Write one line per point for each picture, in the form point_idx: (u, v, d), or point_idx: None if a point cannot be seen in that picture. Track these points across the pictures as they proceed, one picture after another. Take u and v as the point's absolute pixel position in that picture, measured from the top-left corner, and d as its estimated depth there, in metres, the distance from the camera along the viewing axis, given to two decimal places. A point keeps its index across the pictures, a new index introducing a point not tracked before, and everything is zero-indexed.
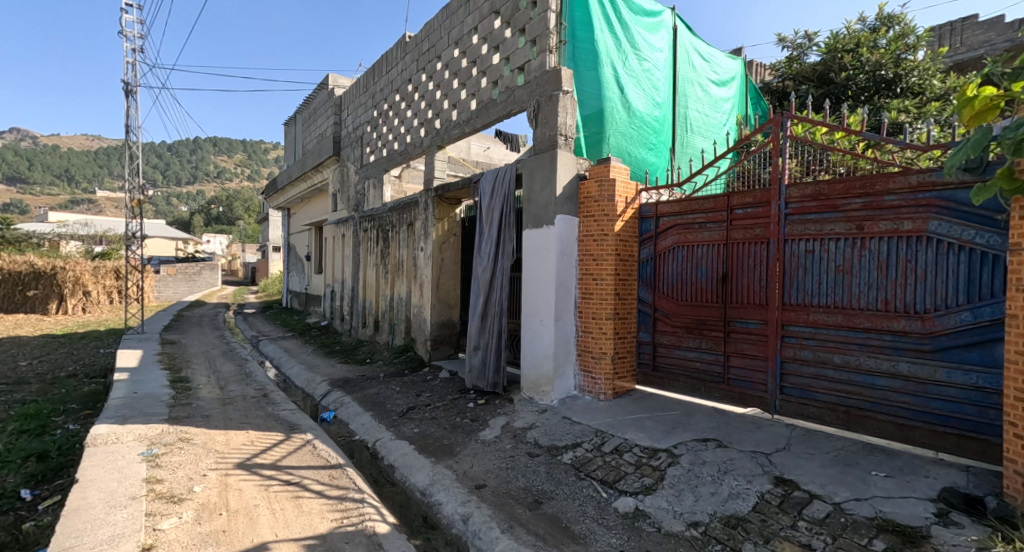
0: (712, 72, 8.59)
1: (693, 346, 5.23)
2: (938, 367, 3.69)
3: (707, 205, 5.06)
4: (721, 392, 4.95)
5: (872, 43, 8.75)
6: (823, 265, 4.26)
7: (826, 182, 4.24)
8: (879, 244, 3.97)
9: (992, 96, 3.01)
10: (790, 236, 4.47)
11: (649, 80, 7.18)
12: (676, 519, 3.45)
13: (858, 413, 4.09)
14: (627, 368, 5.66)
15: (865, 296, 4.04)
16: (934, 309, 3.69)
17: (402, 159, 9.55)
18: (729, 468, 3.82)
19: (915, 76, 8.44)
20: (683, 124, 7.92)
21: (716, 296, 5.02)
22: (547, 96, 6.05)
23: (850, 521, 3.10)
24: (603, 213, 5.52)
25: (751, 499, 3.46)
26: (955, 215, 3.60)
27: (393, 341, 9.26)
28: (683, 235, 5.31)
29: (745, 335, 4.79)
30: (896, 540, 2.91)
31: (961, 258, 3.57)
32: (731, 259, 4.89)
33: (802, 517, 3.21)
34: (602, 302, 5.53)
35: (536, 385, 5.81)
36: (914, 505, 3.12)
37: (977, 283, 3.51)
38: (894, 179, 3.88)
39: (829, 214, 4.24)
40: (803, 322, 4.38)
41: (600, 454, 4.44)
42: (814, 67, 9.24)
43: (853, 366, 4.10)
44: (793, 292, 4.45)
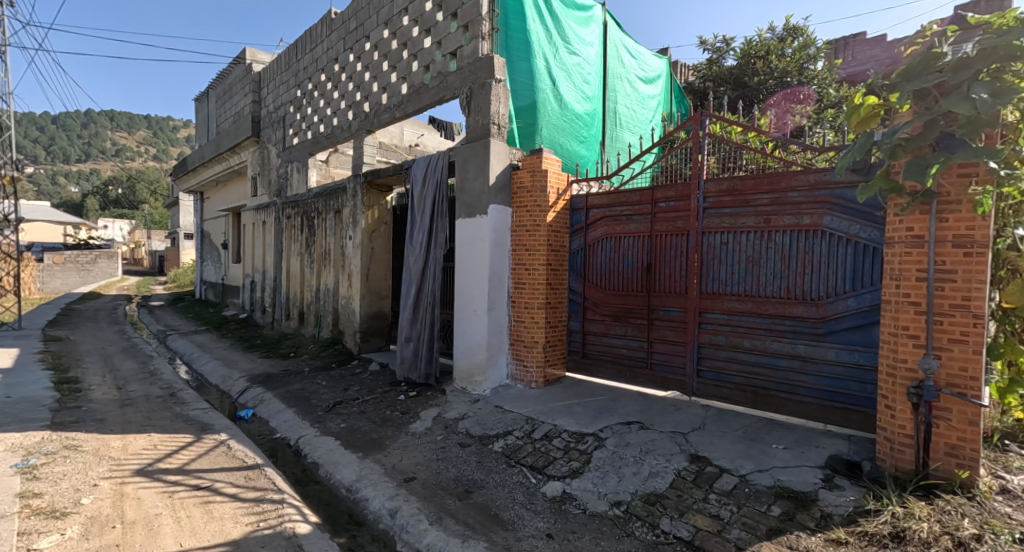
0: (640, 70, 8.90)
1: (620, 333, 5.43)
2: (829, 348, 4.09)
3: (633, 198, 5.26)
4: (644, 377, 5.20)
5: (780, 51, 9.48)
6: (736, 256, 4.57)
7: (739, 179, 4.53)
8: (783, 237, 4.32)
9: (874, 104, 3.39)
10: (707, 229, 4.75)
11: (580, 74, 7.31)
12: (600, 500, 3.60)
13: (763, 392, 4.44)
14: (558, 356, 5.79)
15: (771, 285, 4.38)
16: (827, 296, 4.08)
17: (329, 143, 9.11)
18: (649, 449, 4.03)
19: (815, 84, 9.28)
20: (612, 119, 8.16)
21: (641, 286, 5.23)
22: (479, 84, 5.98)
23: (753, 491, 3.38)
24: (535, 204, 5.58)
25: (668, 476, 3.67)
26: (845, 211, 3.98)
27: (320, 334, 8.88)
28: (612, 226, 5.48)
29: (667, 323, 5.04)
30: (791, 505, 3.20)
31: (849, 250, 3.96)
32: (655, 250, 5.12)
33: (712, 490, 3.45)
34: (533, 292, 5.61)
35: (468, 375, 5.80)
36: (806, 473, 3.46)
37: (862, 273, 3.92)
38: (796, 177, 4.22)
39: (741, 209, 4.54)
40: (718, 310, 4.68)
41: (530, 441, 4.53)
42: (730, 71, 9.87)
43: (760, 350, 4.45)
44: (710, 281, 4.73)
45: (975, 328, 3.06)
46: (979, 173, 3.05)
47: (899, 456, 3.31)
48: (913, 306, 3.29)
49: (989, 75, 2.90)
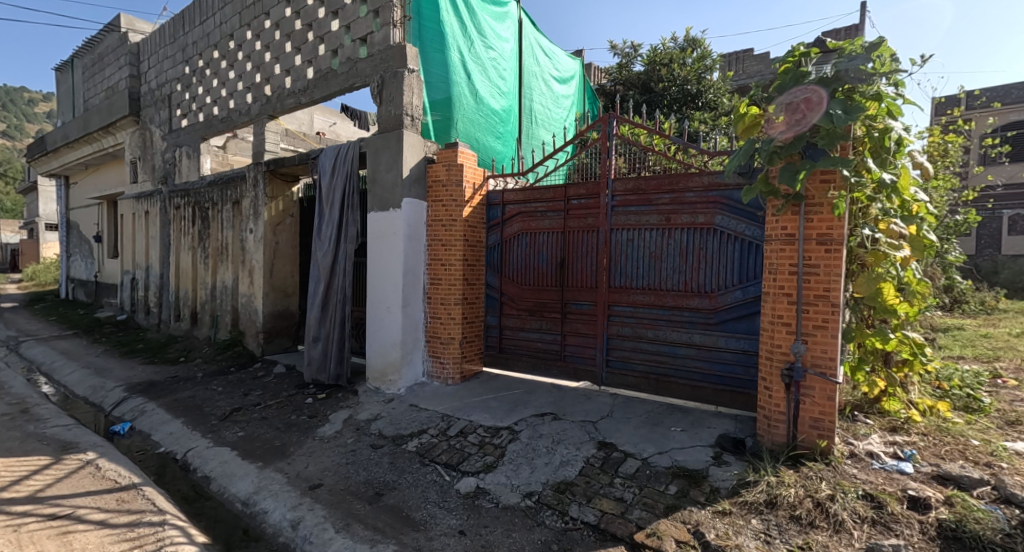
0: (555, 70, 9.09)
1: (535, 327, 5.53)
2: (720, 336, 4.45)
3: (547, 195, 5.37)
4: (558, 369, 5.34)
5: (681, 60, 10.17)
6: (641, 251, 4.82)
7: (644, 179, 4.78)
8: (682, 234, 4.62)
9: (756, 114, 3.73)
10: (615, 226, 4.96)
11: (496, 70, 7.32)
12: (513, 492, 3.63)
13: (664, 379, 4.74)
14: (474, 351, 5.77)
15: (671, 278, 4.68)
16: (719, 289, 4.43)
17: (224, 127, 8.35)
18: (561, 439, 4.14)
19: (711, 93, 10.06)
20: (528, 116, 8.26)
21: (555, 281, 5.37)
22: (391, 73, 5.75)
23: (653, 472, 3.59)
24: (450, 199, 5.51)
25: (578, 464, 3.79)
26: (733, 210, 4.35)
27: (217, 336, 8.15)
28: (527, 222, 5.56)
29: (579, 316, 5.21)
30: (685, 482, 3.44)
31: (737, 247, 4.33)
32: (568, 246, 5.27)
33: (618, 475, 3.62)
34: (449, 288, 5.54)
35: (381, 374, 5.60)
36: (699, 452, 3.74)
37: (747, 267, 4.30)
38: (693, 179, 4.53)
39: (645, 207, 4.79)
40: (624, 303, 4.92)
41: (445, 438, 4.47)
42: (639, 76, 10.44)
43: (662, 340, 4.73)
44: (618, 276, 4.95)
45: (832, 316, 3.48)
46: (836, 180, 3.46)
47: (774, 431, 3.69)
48: (786, 297, 3.66)
49: (843, 93, 3.32)
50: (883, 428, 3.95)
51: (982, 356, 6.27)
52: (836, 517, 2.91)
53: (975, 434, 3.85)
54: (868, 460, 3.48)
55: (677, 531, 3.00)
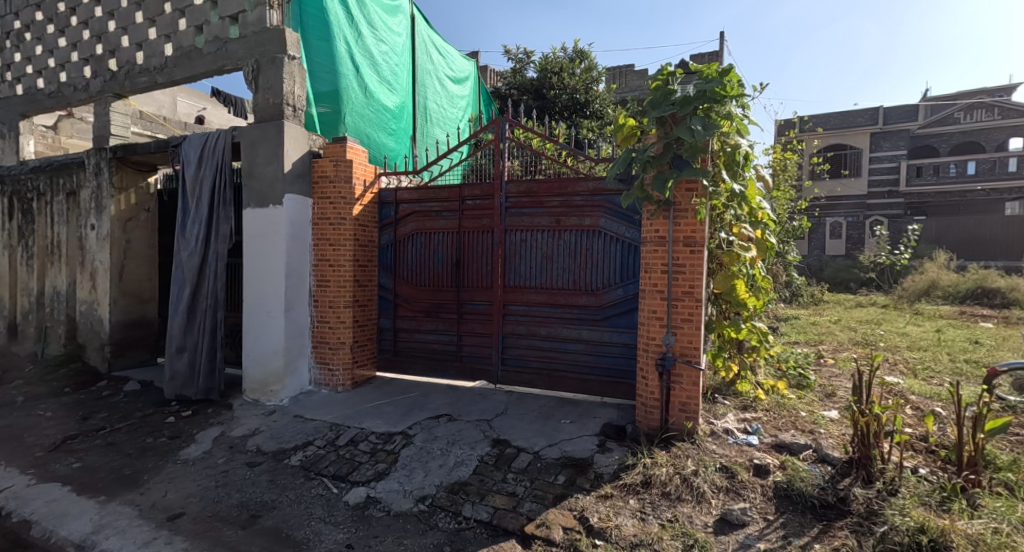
0: (449, 70, 9.05)
1: (431, 329, 5.46)
2: (606, 331, 4.75)
3: (442, 195, 5.33)
4: (454, 369, 5.33)
5: (571, 70, 10.73)
6: (533, 252, 4.98)
7: (535, 182, 4.94)
8: (571, 235, 4.85)
9: (632, 125, 4.10)
10: (509, 227, 5.06)
11: (387, 65, 7.10)
12: (405, 498, 3.54)
13: (556, 374, 4.93)
14: (367, 356, 5.55)
15: (561, 277, 4.89)
16: (604, 287, 4.73)
17: (52, 104, 7.15)
18: (455, 440, 4.14)
19: (598, 103, 10.74)
20: (422, 114, 8.11)
21: (451, 281, 5.35)
22: (268, 58, 5.31)
23: (544, 464, 3.73)
24: (339, 196, 5.23)
25: (472, 463, 3.82)
26: (615, 214, 4.66)
27: (46, 351, 6.92)
28: (422, 222, 5.46)
29: (475, 316, 5.25)
30: (572, 471, 3.63)
31: (619, 248, 4.66)
32: (464, 246, 5.28)
33: (511, 470, 3.70)
34: (338, 291, 5.26)
35: (261, 385, 5.15)
36: (585, 442, 3.97)
37: (628, 266, 4.64)
38: (580, 183, 4.78)
39: (537, 209, 4.96)
40: (519, 302, 5.04)
41: (334, 448, 4.24)
42: (532, 81, 10.84)
43: (554, 336, 4.93)
44: (513, 276, 5.07)
45: (696, 310, 3.90)
46: (698, 189, 3.86)
47: (650, 417, 4.03)
48: (659, 294, 4.01)
49: (703, 111, 3.70)
50: (736, 407, 4.51)
51: (811, 340, 7.44)
52: (698, 489, 3.25)
53: (804, 407, 4.55)
54: (725, 436, 3.95)
55: (564, 519, 3.13)
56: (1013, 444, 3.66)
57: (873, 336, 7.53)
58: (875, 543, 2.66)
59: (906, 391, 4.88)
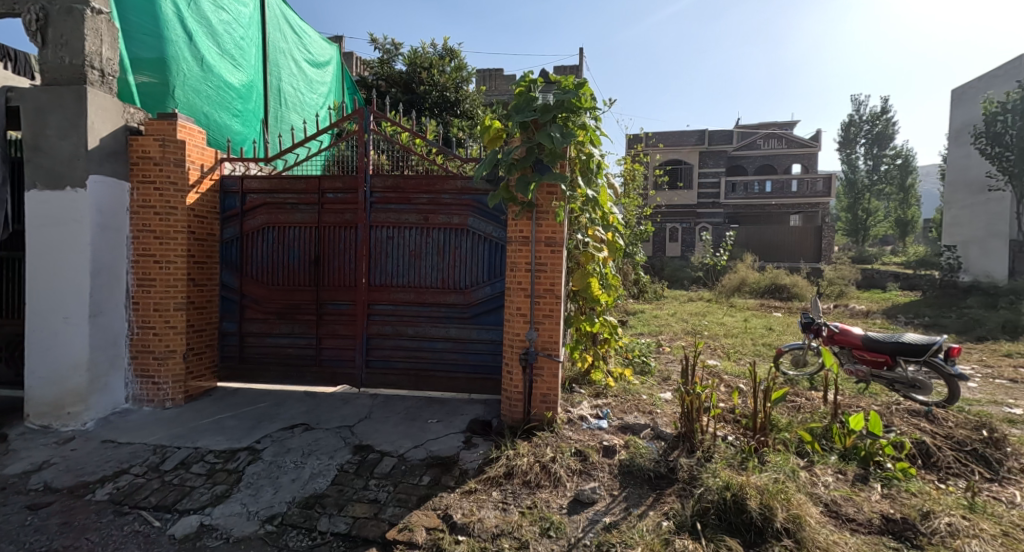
0: (307, 53, 8.37)
1: (285, 331, 5.01)
2: (473, 329, 4.80)
3: (298, 186, 4.92)
4: (312, 375, 4.97)
5: (440, 67, 10.66)
6: (401, 250, 4.84)
7: (402, 177, 4.80)
8: (439, 233, 4.82)
9: (497, 127, 4.23)
10: (375, 223, 4.85)
11: (230, 37, 6.33)
12: (250, 520, 3.15)
13: (423, 374, 4.86)
14: (204, 365, 4.90)
15: (430, 276, 4.83)
16: (472, 285, 4.78)
17: None
18: (311, 450, 3.86)
19: (468, 104, 10.87)
20: (275, 96, 7.39)
21: (308, 279, 4.97)
22: (61, 7, 4.30)
23: (409, 466, 3.66)
24: (168, 181, 4.52)
25: (330, 474, 3.58)
26: (483, 214, 4.75)
27: None
28: (273, 214, 4.98)
29: (337, 316, 4.93)
30: (438, 470, 3.61)
31: (487, 247, 4.75)
32: (323, 242, 4.93)
33: (373, 476, 3.55)
34: (167, 291, 4.56)
35: (55, 407, 4.23)
36: (451, 440, 4.00)
37: (496, 265, 4.75)
38: (448, 182, 4.77)
39: (404, 206, 4.83)
40: (385, 301, 4.86)
41: (158, 475, 3.65)
42: (400, 74, 10.60)
43: (421, 335, 4.84)
44: (378, 274, 4.87)
45: (556, 306, 4.14)
46: (558, 193, 4.10)
47: (513, 410, 4.18)
48: (523, 291, 4.18)
49: (562, 120, 3.95)
50: (590, 395, 4.90)
51: (652, 331, 8.41)
52: (555, 474, 3.46)
53: (645, 390, 5.11)
54: (580, 422, 4.26)
55: (427, 519, 3.09)
56: (790, 409, 4.53)
57: (700, 326, 8.76)
58: (694, 505, 3.00)
59: (722, 372, 5.76)
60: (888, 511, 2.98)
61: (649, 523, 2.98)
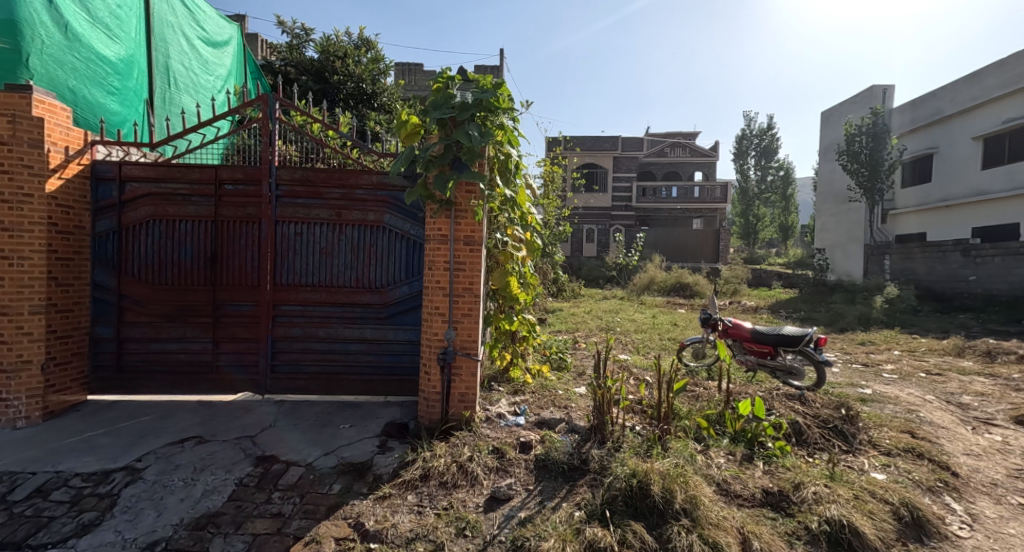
0: (202, 30, 7.64)
1: (175, 336, 4.54)
2: (389, 329, 4.64)
3: (190, 175, 4.48)
4: (207, 383, 4.56)
5: (356, 57, 10.27)
6: (310, 247, 4.58)
7: (312, 170, 4.53)
8: (352, 230, 4.62)
9: (415, 123, 4.14)
10: (281, 218, 4.55)
11: (104, 4, 5.61)
12: (127, 548, 2.82)
13: (335, 377, 4.63)
14: (70, 376, 4.32)
15: (343, 275, 4.62)
16: (388, 284, 4.63)
17: None
18: (204, 466, 3.53)
19: (385, 97, 10.55)
20: (162, 75, 6.68)
21: (204, 278, 4.55)
22: None
23: (318, 475, 3.47)
24: (21, 164, 3.92)
25: (227, 490, 3.30)
26: (400, 211, 4.62)
27: None
28: (160, 206, 4.49)
29: (237, 319, 4.56)
30: (349, 477, 3.46)
31: (403, 245, 4.64)
32: (221, 238, 4.54)
33: (276, 489, 3.32)
34: (21, 292, 3.97)
35: None
36: (365, 445, 3.85)
37: (413, 264, 4.65)
38: (362, 176, 4.57)
39: (314, 200, 4.56)
40: (293, 302, 4.56)
41: (7, 507, 3.15)
42: (312, 62, 10.05)
43: (333, 337, 4.61)
44: (285, 272, 4.57)
45: (475, 305, 4.13)
46: (476, 192, 4.08)
47: (430, 411, 4.12)
48: (441, 290, 4.11)
49: (480, 119, 3.94)
50: (508, 392, 4.95)
51: (569, 328, 8.69)
52: (472, 473, 3.46)
53: (561, 386, 5.26)
54: (497, 420, 4.28)
55: (337, 530, 2.95)
56: (690, 398, 4.89)
57: (612, 323, 9.20)
58: (604, 493, 3.14)
59: (631, 365, 6.08)
60: (767, 485, 3.31)
61: (562, 515, 3.07)
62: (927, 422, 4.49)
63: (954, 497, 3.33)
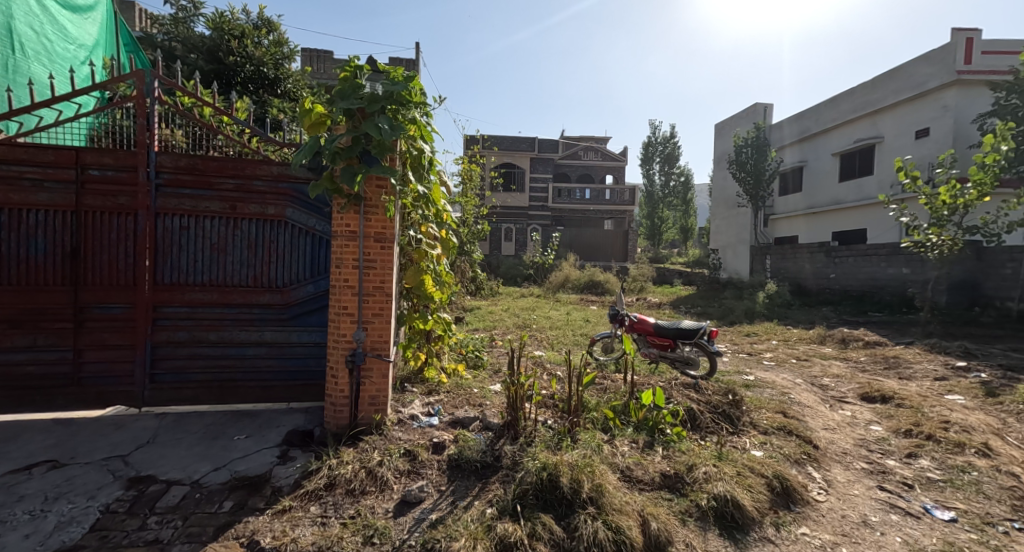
0: None
1: (24, 344, 3.93)
2: (292, 332, 4.33)
3: (44, 158, 3.87)
4: (68, 397, 3.99)
5: (255, 38, 9.54)
6: (199, 243, 4.16)
7: (200, 158, 4.10)
8: (249, 225, 4.27)
9: (321, 112, 3.91)
10: (162, 210, 4.08)
11: None
12: None
13: (229, 384, 4.25)
14: None
15: (237, 273, 4.25)
16: (290, 283, 4.33)
17: None
18: (61, 493, 3.08)
19: (290, 84, 9.87)
20: (4, 37, 5.73)
21: (62, 277, 3.97)
22: None
23: (205, 494, 3.16)
24: None
25: (90, 518, 2.90)
26: (304, 205, 4.34)
27: None
28: (4, 193, 3.85)
29: (106, 323, 4.03)
30: (243, 493, 3.18)
31: (308, 241, 4.36)
32: (85, 231, 3.98)
33: (154, 512, 2.97)
34: None
35: None
36: (262, 456, 3.58)
37: (318, 262, 4.39)
38: (260, 166, 4.21)
39: (203, 191, 4.14)
40: (177, 303, 4.12)
41: None
42: (203, 39, 9.23)
43: (227, 341, 4.22)
44: (167, 270, 4.11)
45: (387, 304, 3.99)
46: (387, 186, 3.94)
47: (338, 415, 3.91)
48: (350, 289, 3.91)
49: (391, 112, 3.79)
50: (422, 393, 4.85)
51: (486, 326, 8.72)
52: (381, 478, 3.34)
53: (476, 384, 5.25)
54: (410, 422, 4.18)
55: None
56: (599, 391, 5.12)
57: (529, 321, 9.37)
58: (515, 489, 3.17)
59: (545, 361, 6.24)
60: (665, 469, 3.54)
61: (474, 513, 3.06)
62: (796, 402, 5.07)
63: (815, 466, 3.79)
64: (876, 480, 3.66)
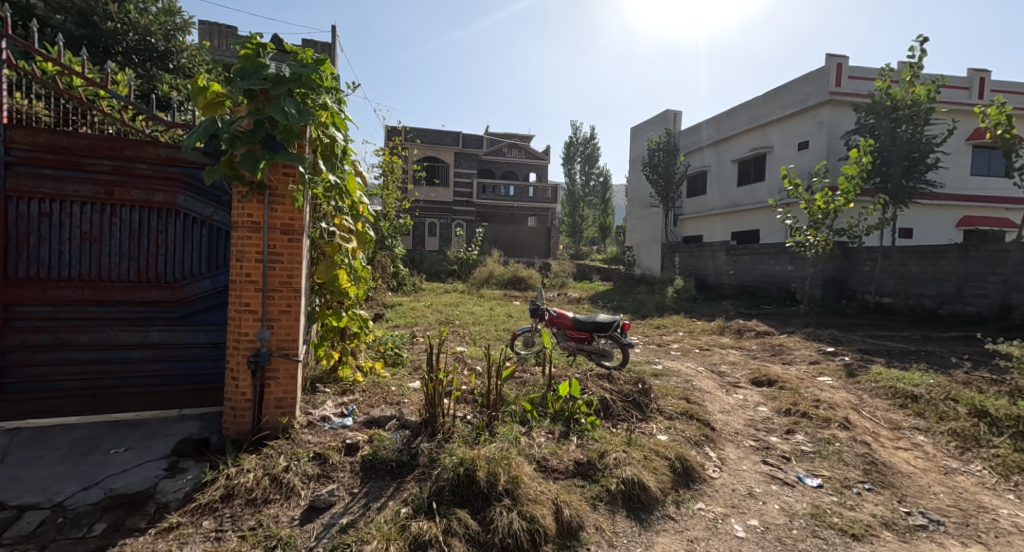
0: None
1: None
2: (184, 331, 3.93)
3: None
4: None
5: (139, 6, 9.26)
6: (65, 232, 3.65)
7: (66, 134, 3.59)
8: (130, 213, 3.81)
9: (218, 92, 3.57)
10: (16, 193, 3.53)
11: None
12: None
13: (106, 392, 3.78)
14: None
15: (116, 267, 3.78)
16: (182, 279, 3.93)
17: None
18: None
19: (183, 58, 9.59)
20: None
21: None
22: None
23: (71, 517, 2.78)
24: None
25: None
26: (198, 192, 3.94)
27: None
28: None
29: None
30: (119, 513, 2.84)
31: (202, 232, 3.98)
32: None
33: (2, 543, 2.57)
34: None
35: None
36: (145, 470, 3.22)
37: (215, 255, 4.03)
38: (144, 147, 3.76)
39: (70, 172, 3.63)
40: (37, 301, 3.59)
41: None
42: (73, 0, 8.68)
43: (101, 344, 3.74)
44: (22, 263, 3.57)
45: (294, 300, 3.74)
46: (295, 174, 3.70)
47: (239, 421, 3.62)
48: (252, 285, 3.62)
49: (299, 96, 3.55)
50: (336, 393, 4.63)
51: (407, 323, 8.52)
52: (286, 485, 3.13)
53: (394, 382, 5.11)
54: (321, 424, 3.96)
55: None
56: (518, 384, 5.19)
57: (452, 316, 9.27)
58: (431, 486, 3.12)
59: (466, 356, 6.21)
60: (579, 457, 3.66)
61: (388, 514, 2.97)
62: (698, 389, 5.46)
63: (711, 447, 4.10)
64: (762, 455, 4.04)
